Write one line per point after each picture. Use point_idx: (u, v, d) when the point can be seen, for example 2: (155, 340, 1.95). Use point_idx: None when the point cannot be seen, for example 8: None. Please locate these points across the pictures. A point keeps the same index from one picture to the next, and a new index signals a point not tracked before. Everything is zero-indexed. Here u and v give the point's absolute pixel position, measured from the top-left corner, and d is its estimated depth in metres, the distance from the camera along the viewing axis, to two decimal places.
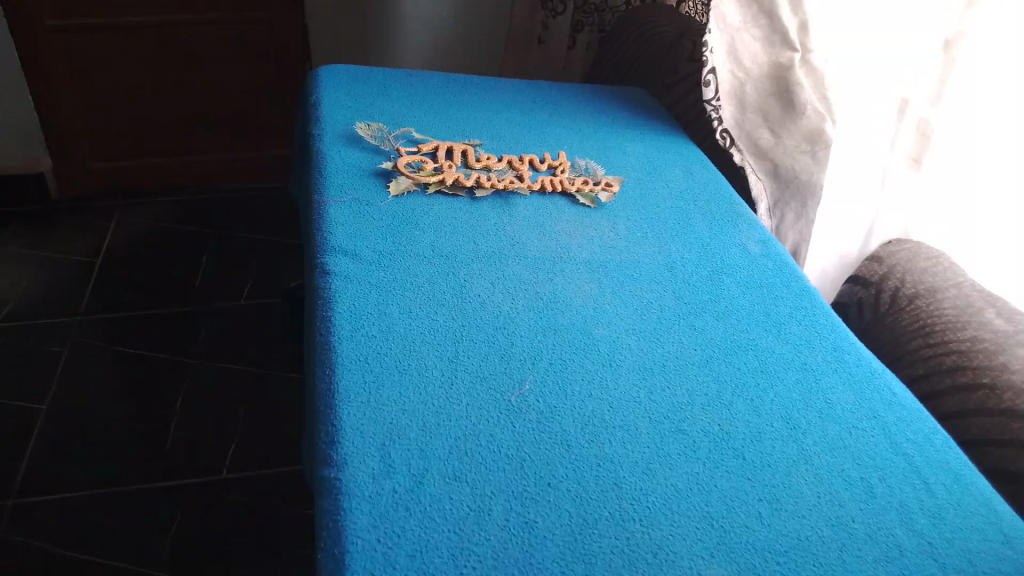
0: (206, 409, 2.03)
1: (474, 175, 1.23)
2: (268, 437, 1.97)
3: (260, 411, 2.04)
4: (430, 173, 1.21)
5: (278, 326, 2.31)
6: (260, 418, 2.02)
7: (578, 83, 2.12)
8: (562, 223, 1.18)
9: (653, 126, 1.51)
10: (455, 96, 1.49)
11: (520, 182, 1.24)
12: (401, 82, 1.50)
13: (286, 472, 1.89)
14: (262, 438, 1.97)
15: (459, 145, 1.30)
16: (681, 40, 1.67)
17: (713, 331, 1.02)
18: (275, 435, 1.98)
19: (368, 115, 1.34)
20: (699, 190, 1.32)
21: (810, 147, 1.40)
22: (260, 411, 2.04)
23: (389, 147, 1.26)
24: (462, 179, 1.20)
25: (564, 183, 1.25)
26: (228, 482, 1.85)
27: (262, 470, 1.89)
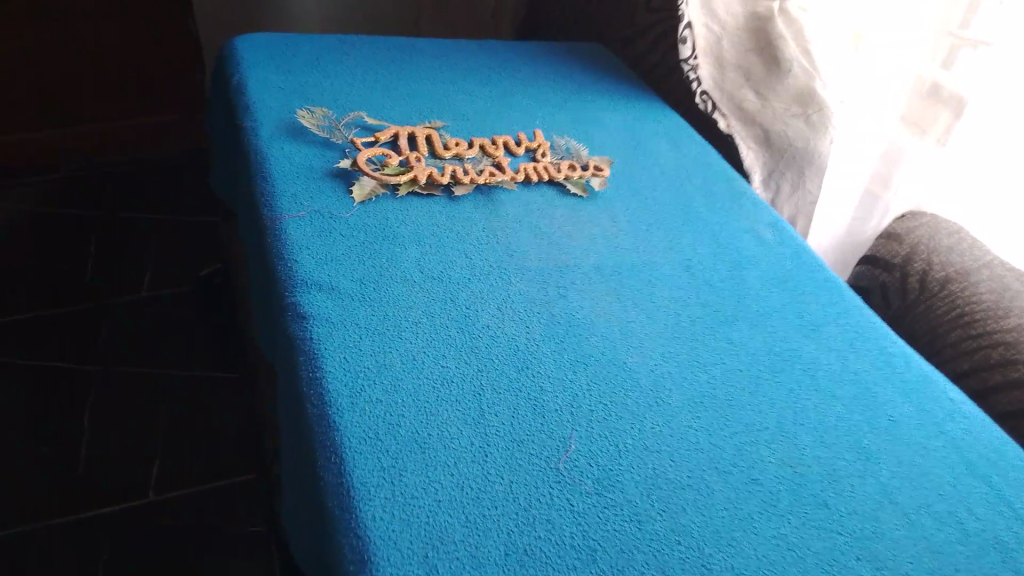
0: (124, 423, 1.78)
1: (448, 168, 1.04)
2: (204, 446, 1.76)
3: (189, 418, 1.82)
4: (398, 169, 1.02)
5: (193, 318, 2.07)
6: (191, 427, 1.80)
7: (513, 30, 1.93)
8: (557, 221, 1.02)
9: (622, 89, 1.36)
10: (399, 66, 1.28)
11: (501, 173, 1.07)
12: (333, 51, 1.28)
13: (229, 486, 1.69)
14: (197, 450, 1.75)
15: (421, 130, 1.11)
16: None
17: (753, 344, 0.90)
18: (210, 444, 1.77)
19: (305, 98, 1.13)
20: (692, 167, 1.18)
21: (802, 110, 1.26)
22: (188, 417, 1.82)
23: (342, 138, 1.06)
24: (436, 175, 1.02)
25: (551, 170, 1.09)
26: (163, 504, 1.64)
27: (201, 487, 1.68)
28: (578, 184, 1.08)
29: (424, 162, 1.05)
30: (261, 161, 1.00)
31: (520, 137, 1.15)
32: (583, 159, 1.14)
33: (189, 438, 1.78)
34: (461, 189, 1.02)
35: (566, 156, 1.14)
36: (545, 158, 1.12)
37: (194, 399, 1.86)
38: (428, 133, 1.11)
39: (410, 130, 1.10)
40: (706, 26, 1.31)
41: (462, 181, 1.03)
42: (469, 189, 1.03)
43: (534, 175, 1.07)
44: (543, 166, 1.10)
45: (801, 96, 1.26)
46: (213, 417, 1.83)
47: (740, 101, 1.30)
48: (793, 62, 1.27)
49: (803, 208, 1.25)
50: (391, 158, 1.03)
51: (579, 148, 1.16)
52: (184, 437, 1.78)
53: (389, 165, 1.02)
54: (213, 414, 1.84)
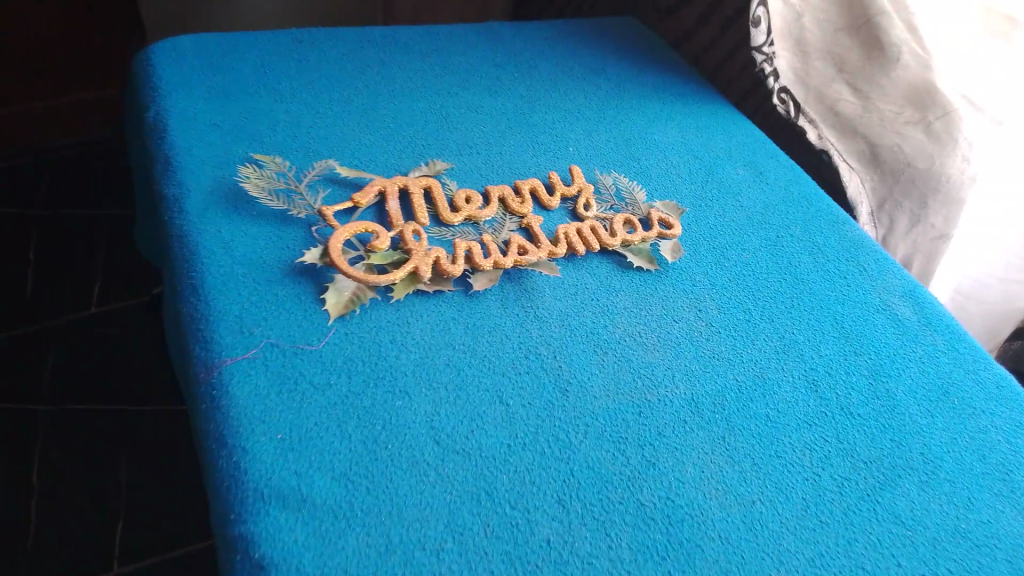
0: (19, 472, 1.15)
1: (460, 245, 0.73)
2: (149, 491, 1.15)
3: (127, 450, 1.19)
4: (389, 258, 0.70)
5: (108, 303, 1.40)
6: (138, 464, 1.18)
7: None
8: (623, 320, 0.71)
9: (673, 87, 1.03)
10: (376, 73, 0.95)
11: (535, 245, 0.75)
12: (285, 57, 0.94)
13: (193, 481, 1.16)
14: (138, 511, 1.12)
15: (417, 184, 0.78)
16: None
17: (928, 522, 0.61)
18: (164, 497, 1.14)
19: (251, 140, 0.80)
20: (786, 208, 0.87)
21: (918, 115, 0.94)
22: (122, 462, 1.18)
23: (305, 207, 0.74)
24: (446, 261, 0.70)
25: (604, 234, 0.77)
26: None
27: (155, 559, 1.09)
28: (643, 253, 0.77)
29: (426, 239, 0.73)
30: (191, 258, 0.68)
31: (552, 181, 0.83)
32: (642, 209, 0.82)
33: (135, 482, 1.16)
34: (482, 280, 0.70)
35: (618, 207, 0.82)
36: (592, 212, 0.80)
37: (139, 433, 1.21)
38: (426, 188, 0.79)
39: (400, 185, 0.78)
40: None
41: (483, 266, 0.71)
42: (495, 276, 0.71)
43: (581, 245, 0.76)
44: (591, 226, 0.78)
45: (916, 95, 0.94)
46: (170, 450, 1.20)
47: (833, 101, 0.98)
48: (902, 46, 0.95)
49: (921, 246, 0.95)
50: (379, 239, 0.71)
51: (635, 189, 0.84)
52: (128, 484, 1.15)
53: (376, 253, 0.70)
54: (163, 461, 1.19)
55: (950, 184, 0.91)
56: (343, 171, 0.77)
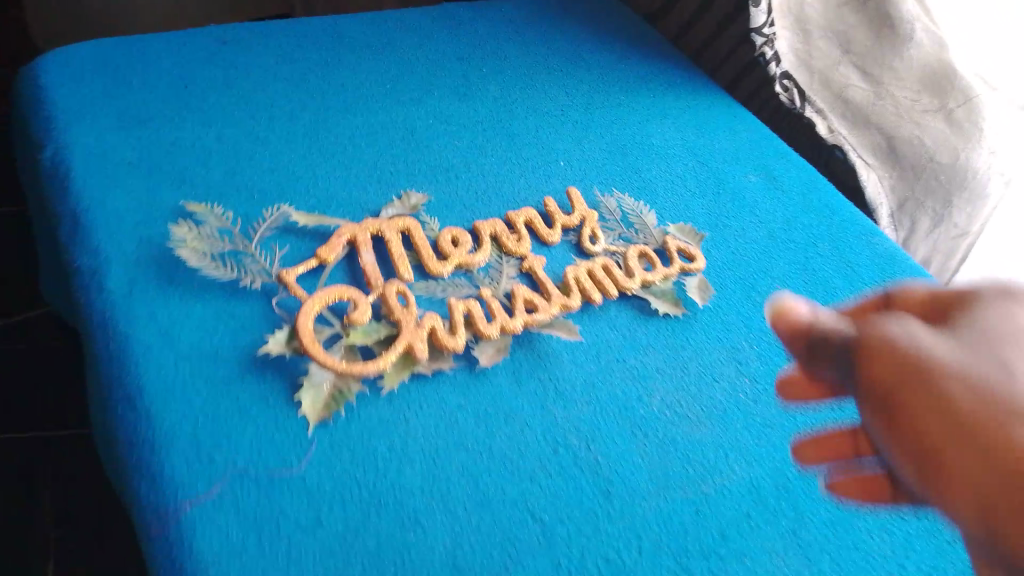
0: None
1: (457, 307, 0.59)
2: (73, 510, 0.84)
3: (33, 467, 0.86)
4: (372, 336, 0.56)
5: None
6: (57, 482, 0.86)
7: None
8: (659, 386, 0.60)
9: (661, 76, 0.91)
10: (321, 79, 0.79)
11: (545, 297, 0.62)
12: (208, 66, 0.77)
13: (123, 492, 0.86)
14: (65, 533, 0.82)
15: (392, 227, 0.64)
16: None
17: None
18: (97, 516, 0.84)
19: (183, 184, 0.65)
20: (810, 221, 0.76)
21: (937, 102, 0.85)
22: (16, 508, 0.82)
23: (260, 271, 0.59)
24: (442, 331, 0.57)
25: (620, 276, 0.66)
26: None
27: None
28: (668, 296, 0.65)
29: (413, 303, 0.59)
30: (122, 358, 0.53)
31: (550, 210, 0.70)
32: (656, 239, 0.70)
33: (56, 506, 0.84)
34: (489, 352, 0.58)
35: (628, 237, 0.70)
36: (600, 248, 0.68)
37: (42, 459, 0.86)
38: (403, 231, 0.65)
39: (373, 230, 0.64)
40: None
41: (489, 332, 0.58)
42: (505, 343, 0.59)
43: (597, 293, 0.64)
44: (604, 266, 0.66)
45: (933, 81, 0.85)
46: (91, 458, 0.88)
47: (842, 87, 0.88)
48: (914, 23, 0.85)
49: (941, 246, 0.86)
50: (358, 310, 0.57)
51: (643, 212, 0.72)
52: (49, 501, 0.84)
53: (356, 331, 0.56)
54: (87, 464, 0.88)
55: (976, 180, 0.83)
56: (301, 219, 0.63)
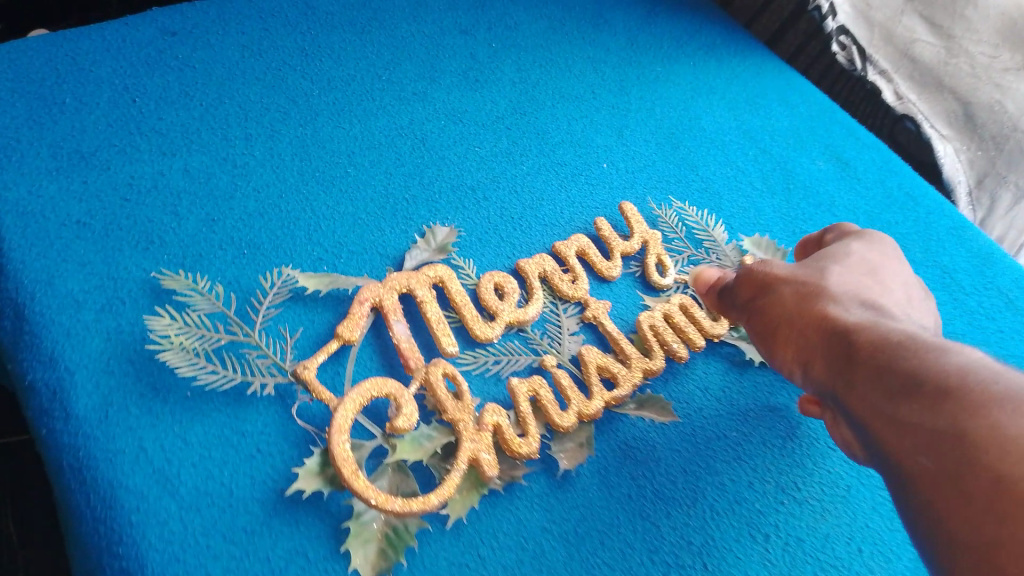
0: None
1: (521, 391, 0.48)
2: None
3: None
4: (425, 447, 0.44)
5: None
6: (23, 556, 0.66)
7: None
8: (769, 464, 0.50)
9: (699, 34, 0.76)
10: (301, 75, 0.64)
11: (623, 362, 0.51)
12: (157, 69, 0.62)
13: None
14: None
15: (422, 280, 0.51)
16: None
17: None
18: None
19: (152, 250, 0.52)
20: (893, 219, 0.66)
21: (1019, 58, 0.73)
22: None
23: (271, 367, 0.47)
24: (511, 433, 0.46)
25: (702, 320, 0.55)
26: None
27: None
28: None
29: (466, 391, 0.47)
30: (110, 514, 0.41)
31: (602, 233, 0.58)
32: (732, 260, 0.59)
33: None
34: (572, 451, 0.47)
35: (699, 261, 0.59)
36: (670, 281, 0.57)
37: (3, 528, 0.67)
38: (435, 283, 0.52)
39: (399, 288, 0.50)
40: None
41: (568, 426, 0.47)
42: (588, 435, 0.48)
43: (681, 348, 0.53)
44: (681, 307, 0.55)
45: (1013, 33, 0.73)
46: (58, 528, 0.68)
47: (906, 43, 0.75)
48: None
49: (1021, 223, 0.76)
50: (404, 412, 0.44)
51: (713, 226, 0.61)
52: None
53: (406, 444, 0.44)
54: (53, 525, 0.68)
55: None
56: (311, 283, 0.50)
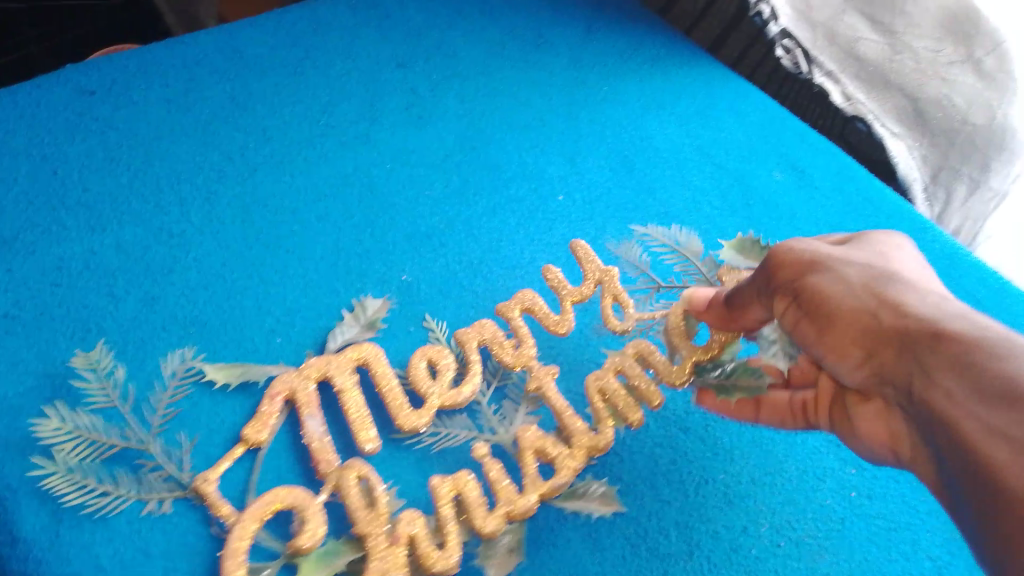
0: None
1: (443, 491, 0.44)
2: None
3: None
4: (335, 563, 0.41)
5: None
6: None
7: None
8: (761, 503, 0.48)
9: (643, 47, 0.74)
10: (233, 126, 0.60)
11: (565, 442, 0.47)
12: (77, 134, 0.57)
13: None
14: None
15: (337, 368, 0.47)
16: None
17: None
18: None
19: (91, 340, 0.48)
20: (854, 227, 0.65)
21: (962, 51, 0.73)
22: None
23: (167, 479, 0.43)
24: (427, 548, 0.42)
25: (664, 365, 0.51)
26: None
27: None
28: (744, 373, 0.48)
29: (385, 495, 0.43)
30: None
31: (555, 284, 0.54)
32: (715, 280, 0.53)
33: None
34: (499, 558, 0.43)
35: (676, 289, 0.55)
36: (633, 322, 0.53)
37: None
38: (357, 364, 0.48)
39: (314, 377, 0.46)
40: None
41: (492, 531, 0.43)
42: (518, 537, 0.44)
43: (636, 415, 0.48)
44: (637, 354, 0.51)
45: (954, 25, 0.73)
46: None
47: (850, 42, 0.75)
48: None
49: (976, 214, 0.76)
50: (309, 528, 0.41)
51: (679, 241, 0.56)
52: None
53: (309, 565, 0.41)
54: None
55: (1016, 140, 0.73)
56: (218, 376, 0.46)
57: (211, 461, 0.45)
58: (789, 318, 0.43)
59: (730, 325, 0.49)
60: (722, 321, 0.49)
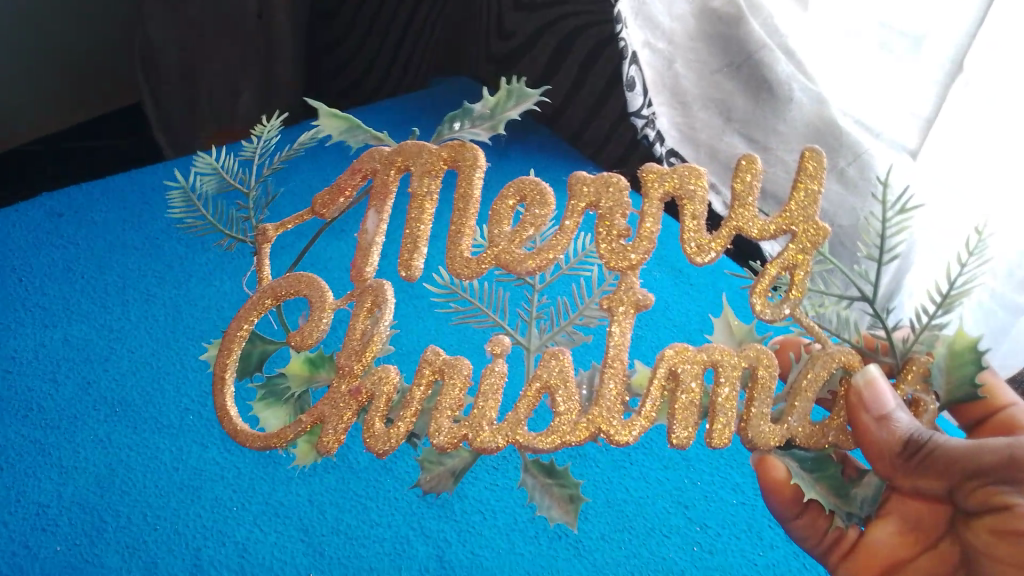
0: None
1: (422, 376, 0.41)
2: None
3: None
4: (315, 372, 0.43)
5: None
6: None
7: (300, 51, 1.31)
8: (608, 555, 0.54)
9: (546, 168, 0.85)
10: (177, 241, 0.71)
11: (593, 403, 0.40)
12: (42, 249, 0.68)
13: None
14: None
15: (424, 168, 0.42)
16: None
17: None
18: None
19: (30, 412, 0.56)
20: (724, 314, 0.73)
21: (828, 162, 0.83)
22: None
23: (79, 527, 0.51)
24: (377, 438, 0.41)
25: (764, 413, 0.42)
26: None
27: None
28: (826, 482, 0.44)
29: (382, 346, 0.42)
30: None
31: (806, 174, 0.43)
32: (918, 343, 0.44)
33: None
34: (434, 476, 0.42)
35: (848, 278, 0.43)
36: (786, 313, 0.43)
37: None
38: (450, 167, 0.42)
39: (398, 166, 0.43)
40: (648, 46, 0.90)
41: (439, 448, 0.40)
42: (466, 465, 0.43)
43: (685, 435, 0.41)
44: (751, 366, 0.42)
45: (819, 137, 0.84)
46: None
47: (731, 157, 0.90)
48: (791, 83, 0.85)
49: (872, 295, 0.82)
50: (309, 329, 0.43)
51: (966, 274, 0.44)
52: None
53: (297, 362, 0.43)
54: None
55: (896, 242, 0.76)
56: (326, 124, 0.43)
57: (118, 517, 0.52)
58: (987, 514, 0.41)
59: (893, 463, 0.42)
60: (888, 455, 0.42)
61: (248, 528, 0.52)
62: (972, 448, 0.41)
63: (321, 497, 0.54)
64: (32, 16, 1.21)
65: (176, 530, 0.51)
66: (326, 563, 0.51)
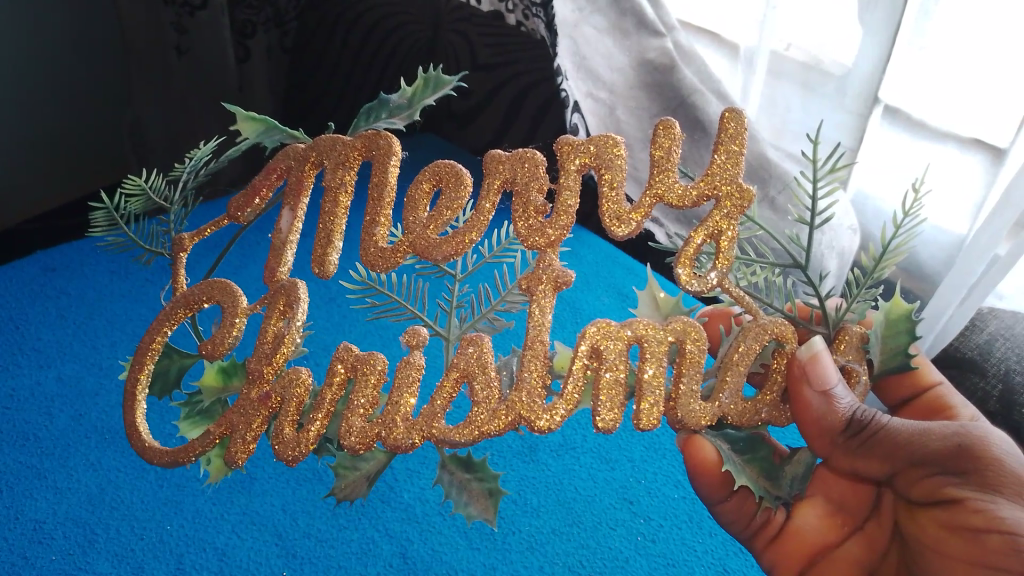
0: None
1: (337, 373, 0.47)
2: None
3: None
4: (227, 382, 0.49)
5: None
6: None
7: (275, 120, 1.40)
8: (558, 548, 0.59)
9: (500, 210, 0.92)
10: (160, 288, 0.78)
11: (514, 388, 0.46)
12: (37, 298, 0.76)
13: None
14: None
15: (338, 160, 0.49)
16: (452, 56, 1.07)
17: None
18: None
19: (26, 441, 0.62)
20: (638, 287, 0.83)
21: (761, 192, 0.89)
22: None
23: (72, 537, 0.56)
24: (292, 441, 0.47)
25: (692, 392, 0.46)
26: None
27: None
28: (754, 464, 0.47)
29: (292, 349, 0.48)
30: None
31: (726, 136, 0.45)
32: (850, 311, 0.49)
33: None
34: (349, 482, 0.48)
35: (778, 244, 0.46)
36: (712, 284, 0.46)
37: None
38: (364, 157, 0.49)
39: (312, 161, 0.50)
40: (590, 96, 0.98)
41: (353, 448, 0.46)
42: (380, 468, 0.49)
43: (610, 419, 0.46)
44: (677, 342, 0.46)
45: (753, 171, 0.90)
46: None
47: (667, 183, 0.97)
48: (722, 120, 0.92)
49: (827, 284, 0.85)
50: (221, 337, 0.48)
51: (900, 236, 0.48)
52: None
53: (210, 374, 0.48)
54: None
55: (831, 261, 0.81)
56: (246, 126, 0.49)
57: (108, 529, 0.57)
58: (917, 491, 0.45)
59: (835, 442, 0.46)
60: (832, 436, 0.45)
61: (227, 535, 0.57)
62: (919, 433, 0.44)
63: (293, 507, 0.60)
64: (26, 96, 1.30)
65: (160, 539, 0.56)
66: (298, 563, 0.56)
